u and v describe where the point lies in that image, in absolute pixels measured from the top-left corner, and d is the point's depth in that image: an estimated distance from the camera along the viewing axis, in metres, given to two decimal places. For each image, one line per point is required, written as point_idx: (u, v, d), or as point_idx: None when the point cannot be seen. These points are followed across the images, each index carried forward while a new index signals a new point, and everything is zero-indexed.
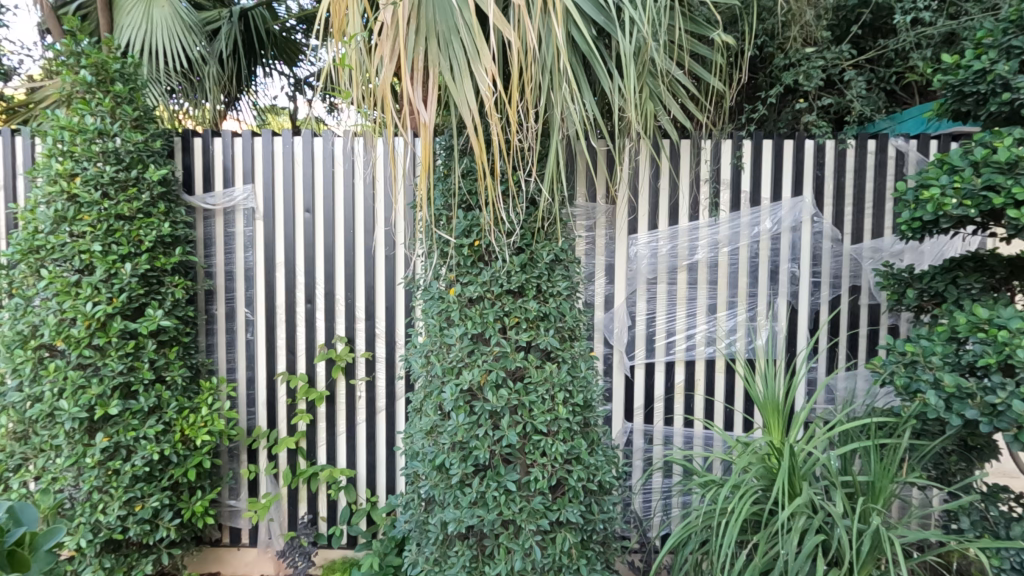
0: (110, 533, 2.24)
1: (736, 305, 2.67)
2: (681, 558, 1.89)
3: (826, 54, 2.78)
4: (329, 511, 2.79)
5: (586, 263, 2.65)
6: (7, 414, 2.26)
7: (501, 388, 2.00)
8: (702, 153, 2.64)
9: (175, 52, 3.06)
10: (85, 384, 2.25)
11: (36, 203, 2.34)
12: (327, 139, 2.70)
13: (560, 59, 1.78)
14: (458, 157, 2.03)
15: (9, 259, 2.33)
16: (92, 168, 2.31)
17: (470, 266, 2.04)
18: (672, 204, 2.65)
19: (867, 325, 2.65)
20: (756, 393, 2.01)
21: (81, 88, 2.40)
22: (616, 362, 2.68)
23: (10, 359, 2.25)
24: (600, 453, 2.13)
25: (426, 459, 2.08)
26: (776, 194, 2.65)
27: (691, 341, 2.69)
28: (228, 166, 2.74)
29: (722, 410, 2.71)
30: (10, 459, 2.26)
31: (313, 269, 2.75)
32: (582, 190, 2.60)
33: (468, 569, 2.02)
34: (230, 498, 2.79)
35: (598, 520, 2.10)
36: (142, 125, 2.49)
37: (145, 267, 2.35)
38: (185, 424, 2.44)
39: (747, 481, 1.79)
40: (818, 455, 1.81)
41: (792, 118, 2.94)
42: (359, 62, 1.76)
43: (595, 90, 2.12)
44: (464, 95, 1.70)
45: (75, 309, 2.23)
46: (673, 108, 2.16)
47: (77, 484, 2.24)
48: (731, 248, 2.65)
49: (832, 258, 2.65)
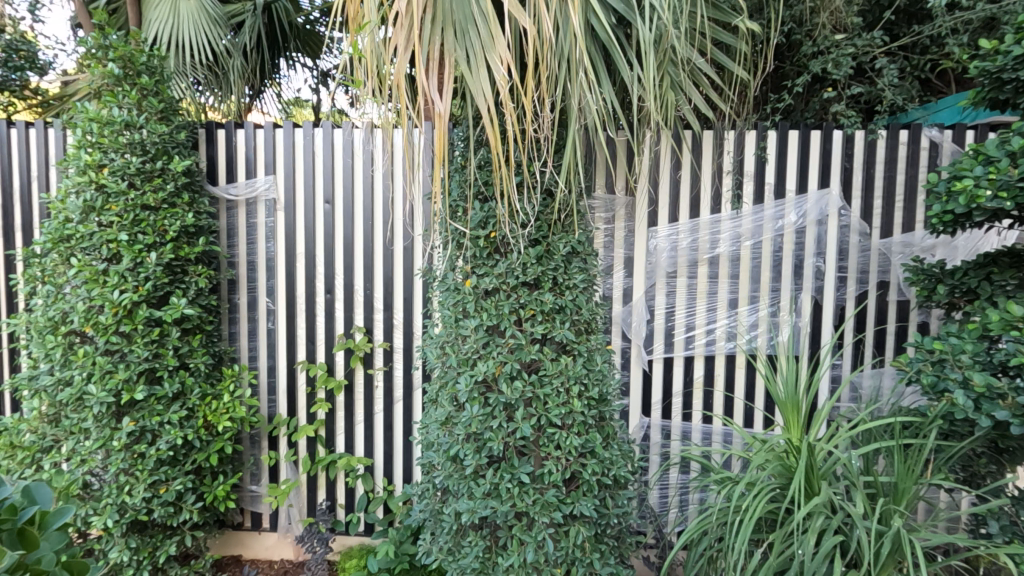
0: (135, 514, 2.31)
1: (757, 300, 2.61)
2: (695, 554, 1.87)
3: (857, 41, 2.70)
4: (347, 498, 2.83)
5: (604, 256, 2.62)
6: (40, 397, 2.35)
7: (516, 379, 1.99)
8: (725, 143, 2.57)
9: (201, 45, 3.11)
10: (113, 369, 2.32)
11: (66, 193, 2.41)
12: (347, 130, 2.71)
13: (577, 47, 1.75)
14: (475, 148, 2.02)
15: (42, 248, 2.41)
16: (119, 159, 2.37)
17: (486, 258, 2.03)
18: (693, 195, 2.60)
19: (895, 322, 2.56)
20: (776, 390, 1.96)
21: (110, 81, 2.44)
22: (634, 356, 2.65)
23: (43, 345, 2.34)
24: (616, 447, 2.12)
25: (441, 450, 2.09)
26: (801, 187, 2.58)
27: (711, 336, 2.64)
28: (250, 157, 2.78)
29: (742, 407, 2.66)
30: (43, 440, 2.35)
31: (333, 259, 2.77)
32: (601, 182, 2.57)
33: (480, 560, 2.02)
34: (251, 483, 2.86)
35: (612, 514, 2.08)
36: (167, 117, 2.54)
37: (169, 256, 2.41)
38: (208, 410, 2.50)
39: (763, 479, 1.76)
40: (839, 454, 1.75)
41: (819, 108, 2.86)
42: (374, 52, 1.75)
43: (614, 80, 2.08)
44: (479, 84, 1.67)
45: (103, 297, 2.30)
46: (695, 97, 2.10)
47: (105, 466, 2.32)
48: (754, 242, 2.59)
49: (859, 253, 2.57)
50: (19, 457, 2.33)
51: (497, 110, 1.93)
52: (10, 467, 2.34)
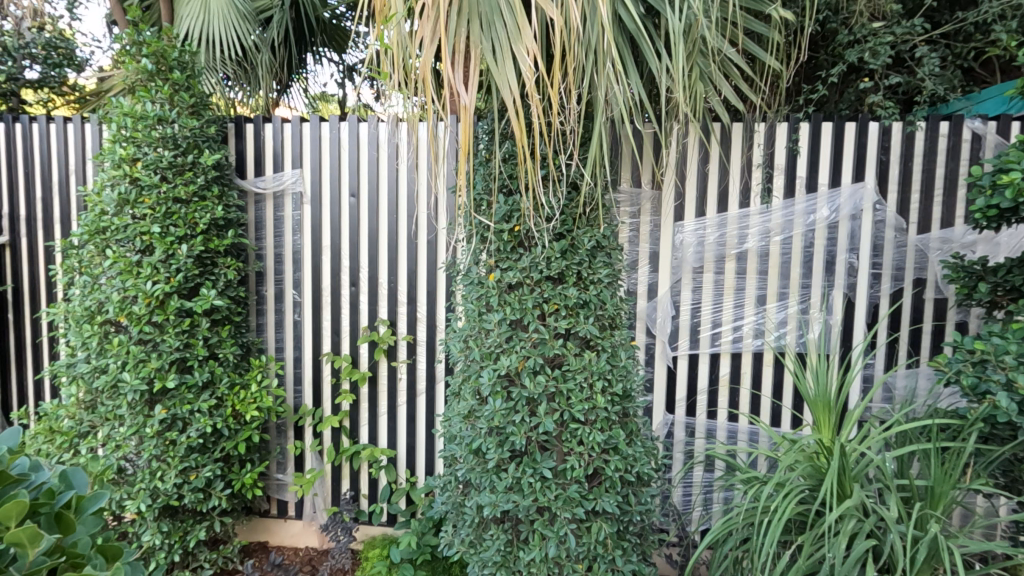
0: (167, 499, 2.38)
1: (787, 296, 2.55)
2: (719, 554, 1.85)
3: (896, 29, 2.62)
4: (370, 489, 2.86)
5: (629, 251, 2.60)
6: (77, 384, 2.43)
7: (539, 374, 1.99)
8: (755, 136, 2.51)
9: (230, 42, 3.18)
10: (146, 358, 2.39)
11: (102, 186, 2.47)
12: (372, 123, 2.71)
13: (605, 37, 1.72)
14: (500, 142, 2.01)
15: (79, 240, 2.48)
16: (152, 152, 2.42)
17: (510, 252, 2.02)
18: (721, 189, 2.55)
19: (932, 321, 2.47)
20: (805, 388, 1.92)
21: (143, 76, 2.50)
22: (658, 352, 2.62)
23: (80, 333, 2.42)
24: (640, 444, 2.10)
25: (463, 443, 2.09)
26: (834, 180, 2.50)
27: (738, 333, 2.59)
28: (278, 151, 2.81)
29: (769, 405, 2.61)
30: (80, 425, 2.43)
31: (358, 252, 2.80)
32: (627, 175, 2.54)
33: (502, 554, 2.03)
34: (277, 472, 2.91)
35: (635, 511, 2.07)
36: (198, 111, 2.58)
37: (200, 249, 2.46)
38: (237, 400, 2.56)
39: (792, 479, 1.72)
40: (872, 456, 1.70)
41: (855, 99, 2.75)
42: (400, 44, 1.75)
43: (641, 71, 2.04)
44: (506, 76, 1.66)
45: (136, 288, 2.36)
46: (724, 89, 2.06)
47: (138, 452, 2.38)
48: (784, 237, 2.53)
49: (895, 249, 2.49)
50: (58, 442, 2.41)
51: (522, 102, 1.91)
52: (49, 451, 2.42)
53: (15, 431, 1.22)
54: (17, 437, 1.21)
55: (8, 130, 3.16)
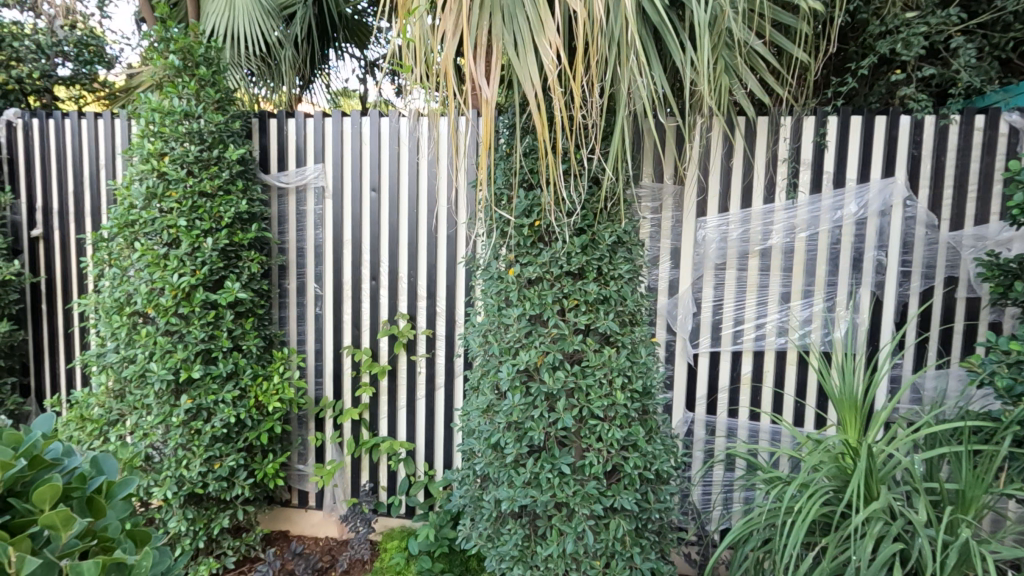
0: (192, 487, 2.44)
1: (812, 294, 2.50)
2: (740, 554, 1.82)
3: (930, 19, 2.54)
4: (389, 481, 2.89)
5: (650, 247, 2.57)
6: (107, 373, 2.49)
7: (558, 369, 1.97)
8: (781, 130, 2.46)
9: (254, 38, 3.23)
10: (172, 349, 2.44)
11: (130, 180, 2.52)
12: (393, 118, 2.72)
13: (629, 30, 1.70)
14: (521, 136, 2.00)
15: (109, 233, 2.54)
16: (179, 147, 2.47)
17: (530, 247, 2.01)
18: (745, 185, 2.51)
19: (964, 321, 2.40)
20: (830, 387, 1.88)
21: (170, 72, 2.54)
22: (679, 349, 2.59)
23: (109, 324, 2.48)
24: (659, 441, 2.08)
25: (481, 437, 2.10)
26: (862, 176, 2.44)
27: (761, 331, 2.55)
28: (301, 146, 2.84)
29: (792, 404, 2.56)
30: (109, 413, 2.49)
31: (379, 247, 2.82)
32: (649, 170, 2.52)
33: (519, 548, 2.03)
34: (299, 463, 2.95)
35: (654, 509, 2.06)
36: (223, 107, 2.62)
37: (225, 242, 2.50)
38: (260, 391, 2.61)
39: (817, 480, 1.68)
40: (900, 458, 1.66)
41: (886, 92, 2.69)
42: (422, 37, 1.75)
43: (665, 64, 2.01)
44: (527, 70, 1.65)
45: (163, 280, 2.41)
46: (750, 82, 2.02)
47: (165, 441, 2.44)
48: (809, 233, 2.48)
49: (925, 247, 2.42)
50: (89, 429, 2.48)
51: (544, 96, 1.90)
52: (80, 438, 2.49)
53: (48, 417, 1.25)
54: (51, 423, 1.25)
55: (42, 125, 3.24)
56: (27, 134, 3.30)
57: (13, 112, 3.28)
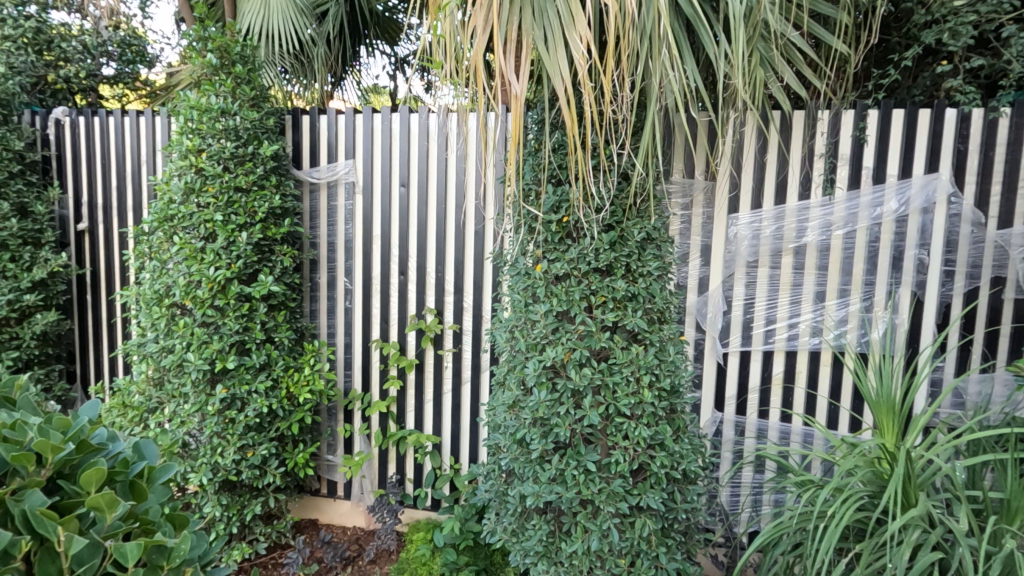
0: (227, 474, 2.51)
1: (848, 294, 2.43)
2: (769, 558, 1.79)
3: (980, 7, 2.40)
4: (415, 474, 2.93)
5: (679, 243, 2.54)
6: (147, 362, 2.59)
7: (585, 366, 1.96)
8: (818, 124, 2.39)
9: (288, 36, 3.30)
10: (209, 340, 2.51)
11: (169, 176, 2.60)
12: (423, 114, 2.74)
13: (661, 23, 1.67)
14: (550, 132, 1.99)
15: (149, 227, 2.62)
16: (215, 144, 2.53)
17: (558, 243, 1.99)
18: (779, 181, 2.45)
19: (1011, 323, 2.30)
20: (866, 389, 1.83)
21: (208, 71, 2.61)
22: (708, 348, 2.56)
23: (150, 315, 2.57)
24: (687, 441, 2.06)
25: (507, 433, 2.10)
26: (904, 171, 2.35)
27: (794, 330, 2.49)
28: (332, 143, 2.89)
29: (825, 406, 2.49)
30: (149, 401, 2.58)
31: (408, 242, 2.84)
32: (679, 165, 2.48)
33: (544, 544, 2.03)
34: (328, 453, 3.01)
35: (680, 509, 2.03)
36: (258, 104, 2.68)
37: (259, 236, 2.57)
38: (291, 382, 2.67)
39: (851, 485, 1.64)
40: (940, 464, 1.60)
41: (930, 85, 2.60)
42: (453, 33, 1.75)
43: (698, 57, 1.98)
44: (557, 65, 1.64)
45: (200, 273, 2.48)
46: (786, 75, 1.96)
47: (201, 428, 2.52)
48: (846, 231, 2.40)
49: (971, 246, 2.32)
50: (130, 416, 2.58)
51: (574, 90, 1.89)
52: (122, 424, 2.60)
53: (95, 403, 1.30)
54: (97, 409, 1.30)
55: (88, 123, 3.38)
56: (73, 131, 3.44)
57: (61, 110, 3.42)
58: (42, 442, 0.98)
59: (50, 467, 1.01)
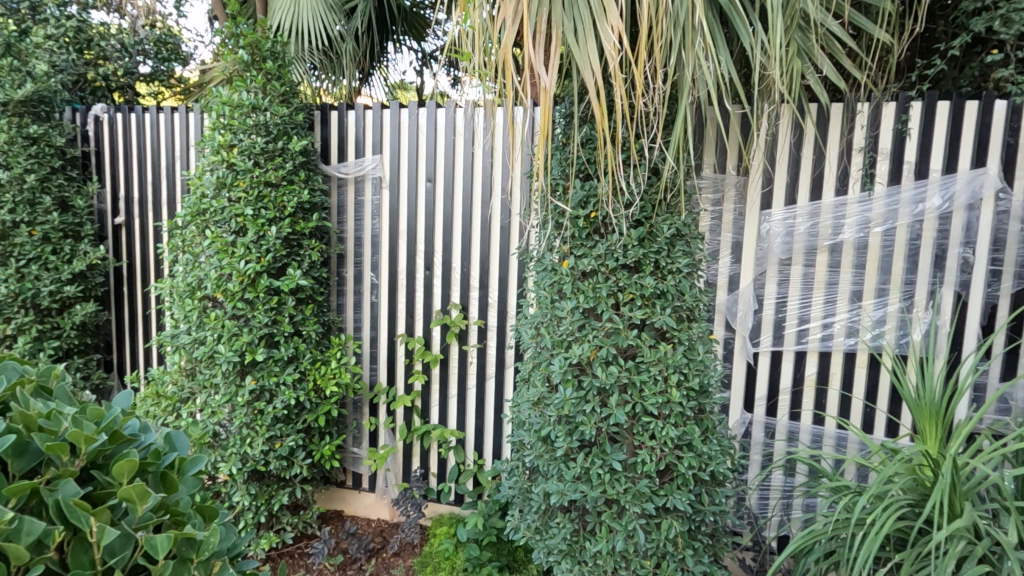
0: (255, 464, 2.56)
1: (887, 293, 2.34)
2: (802, 565, 1.74)
3: None
4: (439, 468, 2.93)
5: (709, 240, 2.48)
6: (180, 353, 2.65)
7: (611, 364, 1.93)
8: (857, 117, 2.31)
9: (318, 32, 3.33)
10: (238, 332, 2.55)
11: (202, 171, 2.65)
12: (449, 109, 2.73)
13: (695, 12, 1.62)
14: (578, 125, 1.96)
15: (182, 221, 2.68)
16: (246, 139, 2.57)
17: (585, 238, 1.96)
18: (815, 175, 2.37)
19: None
20: (906, 392, 1.76)
21: (240, 67, 2.64)
22: (738, 348, 2.50)
23: (182, 307, 2.62)
24: (715, 442, 2.01)
25: (531, 429, 2.08)
26: (949, 166, 2.25)
27: (828, 330, 2.41)
28: (360, 138, 2.91)
29: (861, 409, 2.41)
30: (182, 391, 2.65)
31: (433, 236, 2.84)
32: (711, 160, 2.43)
33: (568, 543, 2.01)
34: (353, 446, 3.05)
35: (708, 511, 1.99)
36: (288, 99, 2.71)
37: (288, 231, 2.60)
38: (318, 374, 2.71)
39: (891, 492, 1.58)
40: (987, 473, 1.53)
41: (978, 75, 2.47)
42: (482, 26, 1.73)
43: (732, 48, 1.92)
44: (587, 57, 1.61)
45: (231, 266, 2.53)
46: (825, 66, 1.89)
47: (231, 419, 2.57)
48: (886, 228, 2.31)
49: (1020, 244, 2.21)
50: (163, 405, 2.65)
51: (604, 83, 1.86)
52: (156, 413, 2.67)
53: (127, 394, 1.33)
54: (129, 400, 1.32)
55: (125, 119, 3.47)
56: (111, 128, 3.53)
57: (100, 107, 3.52)
58: (76, 433, 1.00)
59: (83, 457, 1.04)
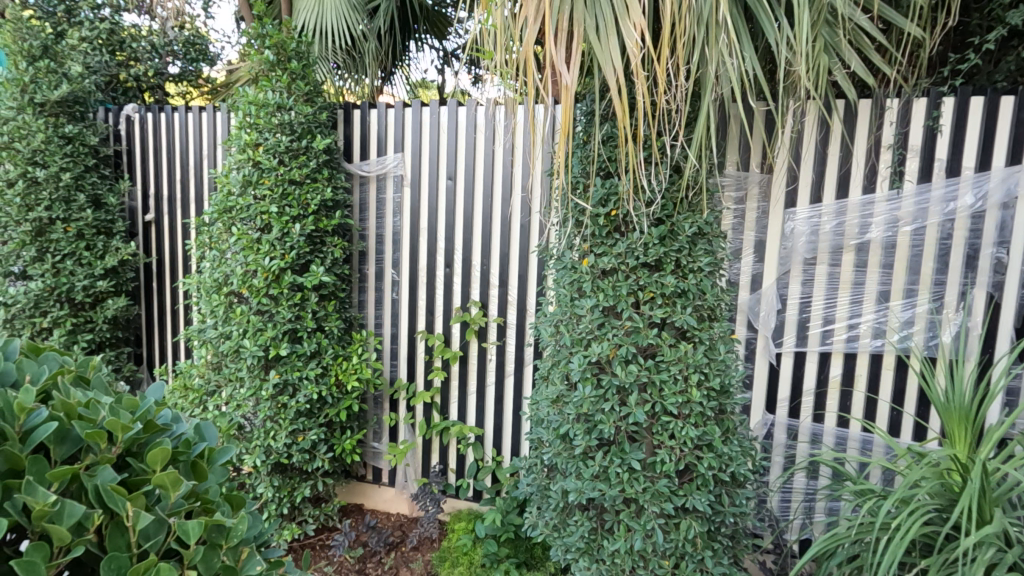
0: (278, 457, 2.61)
1: (915, 294, 2.28)
2: (823, 568, 1.71)
3: None
4: (457, 464, 2.95)
5: (732, 239, 2.46)
6: (207, 347, 2.71)
7: (631, 363, 1.93)
8: (886, 113, 2.26)
9: (341, 32, 3.38)
10: (263, 327, 2.61)
11: (228, 169, 2.71)
12: (471, 107, 2.74)
13: (719, 9, 1.60)
14: (599, 123, 1.96)
15: (210, 218, 2.74)
16: (272, 138, 2.62)
17: (605, 237, 1.96)
18: (841, 173, 2.33)
19: None
20: (935, 396, 1.73)
21: (266, 67, 2.69)
22: (760, 348, 2.47)
23: (209, 302, 2.68)
24: (736, 443, 1.99)
25: (550, 427, 2.08)
26: (982, 163, 2.18)
27: (854, 331, 2.36)
28: (382, 136, 2.94)
29: (887, 412, 2.36)
30: (208, 384, 2.71)
31: (454, 234, 2.86)
32: (734, 157, 2.40)
33: (586, 541, 2.01)
34: (373, 440, 3.09)
35: (728, 512, 1.98)
36: (311, 99, 2.75)
37: (311, 228, 2.65)
38: (340, 370, 2.75)
39: (918, 497, 1.55)
40: (1019, 479, 1.50)
41: (1014, 70, 2.40)
42: (504, 25, 1.73)
43: (757, 44, 1.90)
44: (609, 54, 1.61)
45: (257, 263, 2.58)
46: (854, 62, 1.85)
47: (255, 412, 2.63)
48: (915, 227, 2.26)
49: None
50: (191, 397, 2.71)
51: (626, 81, 1.85)
52: (183, 405, 2.73)
53: (159, 386, 1.37)
54: (161, 392, 1.36)
55: (155, 119, 3.56)
56: (142, 127, 3.63)
57: (131, 107, 3.62)
58: (113, 421, 1.04)
59: (120, 445, 1.07)
